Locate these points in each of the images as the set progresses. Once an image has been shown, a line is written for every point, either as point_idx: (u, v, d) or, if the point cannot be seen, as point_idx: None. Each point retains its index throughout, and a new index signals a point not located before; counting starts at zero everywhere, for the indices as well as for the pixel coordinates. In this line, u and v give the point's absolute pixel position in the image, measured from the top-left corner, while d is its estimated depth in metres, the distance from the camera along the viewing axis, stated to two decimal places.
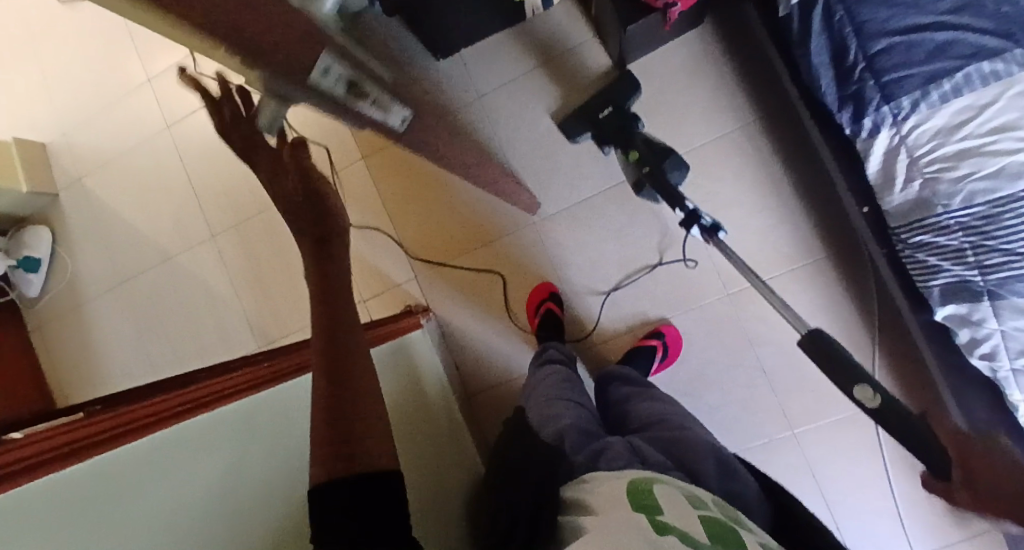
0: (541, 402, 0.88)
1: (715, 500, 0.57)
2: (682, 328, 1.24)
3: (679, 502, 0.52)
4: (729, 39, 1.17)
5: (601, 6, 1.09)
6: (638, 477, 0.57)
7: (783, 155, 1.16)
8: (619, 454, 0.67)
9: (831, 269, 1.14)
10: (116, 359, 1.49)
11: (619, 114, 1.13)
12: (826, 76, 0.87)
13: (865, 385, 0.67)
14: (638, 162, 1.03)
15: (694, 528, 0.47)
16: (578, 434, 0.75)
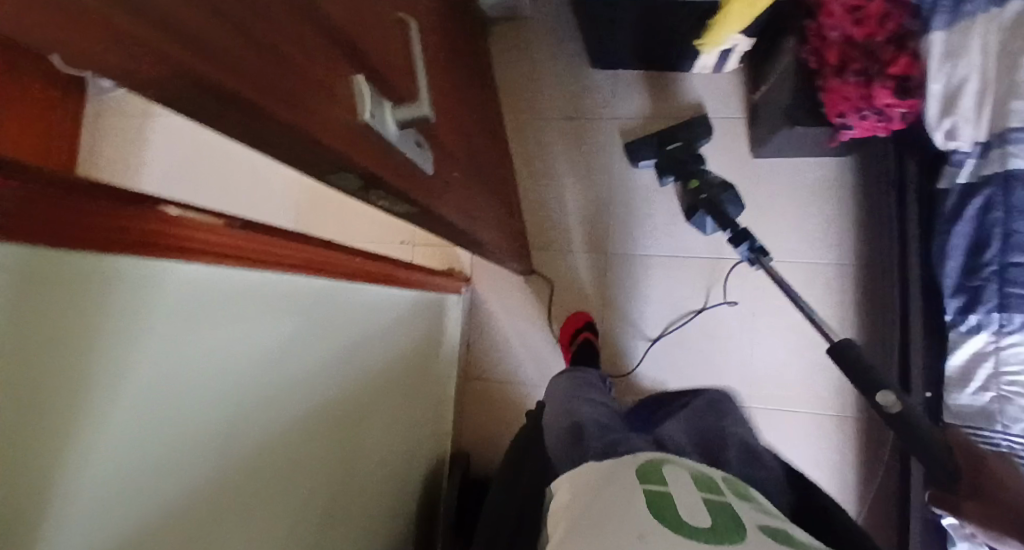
0: (565, 391, 0.90)
1: (723, 478, 0.62)
2: None
3: (687, 483, 0.57)
4: (863, 181, 1.20)
5: (772, 96, 1.10)
6: (649, 460, 0.61)
7: (859, 307, 1.18)
8: (639, 444, 0.71)
9: (852, 431, 1.18)
10: (158, 180, 1.46)
11: (684, 149, 1.20)
12: (955, 260, 0.89)
13: (889, 391, 0.72)
14: (696, 189, 1.09)
15: (699, 507, 0.52)
16: (600, 422, 0.78)
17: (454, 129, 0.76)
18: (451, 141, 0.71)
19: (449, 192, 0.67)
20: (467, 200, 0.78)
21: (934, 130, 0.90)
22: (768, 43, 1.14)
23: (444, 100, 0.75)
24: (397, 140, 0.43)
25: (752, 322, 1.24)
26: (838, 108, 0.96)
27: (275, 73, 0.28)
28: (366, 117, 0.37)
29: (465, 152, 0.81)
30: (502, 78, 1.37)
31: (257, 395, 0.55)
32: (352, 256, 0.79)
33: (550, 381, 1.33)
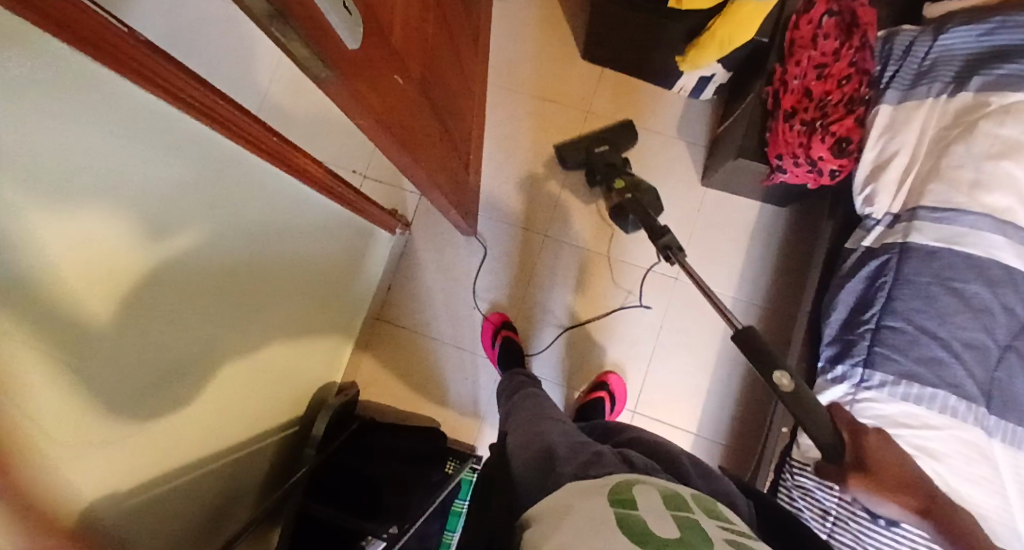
0: (523, 419, 0.88)
1: (693, 494, 0.60)
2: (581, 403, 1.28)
3: (656, 502, 0.54)
4: (795, 233, 1.26)
5: (731, 126, 1.15)
6: (618, 484, 0.59)
7: None
8: (610, 461, 0.68)
9: (722, 458, 1.22)
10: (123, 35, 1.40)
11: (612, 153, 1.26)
12: (840, 314, 0.96)
13: (783, 372, 0.71)
14: (622, 189, 1.13)
15: (667, 521, 0.49)
16: (568, 445, 0.74)
17: (416, 43, 0.78)
18: (399, 53, 0.71)
19: (387, 93, 0.70)
20: (409, 117, 0.80)
21: (857, 194, 0.97)
22: (743, 79, 1.19)
23: (415, 14, 0.75)
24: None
25: (658, 336, 1.28)
26: (779, 149, 1.00)
27: None
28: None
29: (419, 70, 0.82)
30: (497, 45, 1.39)
31: (136, 225, 0.54)
32: (276, 139, 0.79)
33: (459, 343, 1.35)
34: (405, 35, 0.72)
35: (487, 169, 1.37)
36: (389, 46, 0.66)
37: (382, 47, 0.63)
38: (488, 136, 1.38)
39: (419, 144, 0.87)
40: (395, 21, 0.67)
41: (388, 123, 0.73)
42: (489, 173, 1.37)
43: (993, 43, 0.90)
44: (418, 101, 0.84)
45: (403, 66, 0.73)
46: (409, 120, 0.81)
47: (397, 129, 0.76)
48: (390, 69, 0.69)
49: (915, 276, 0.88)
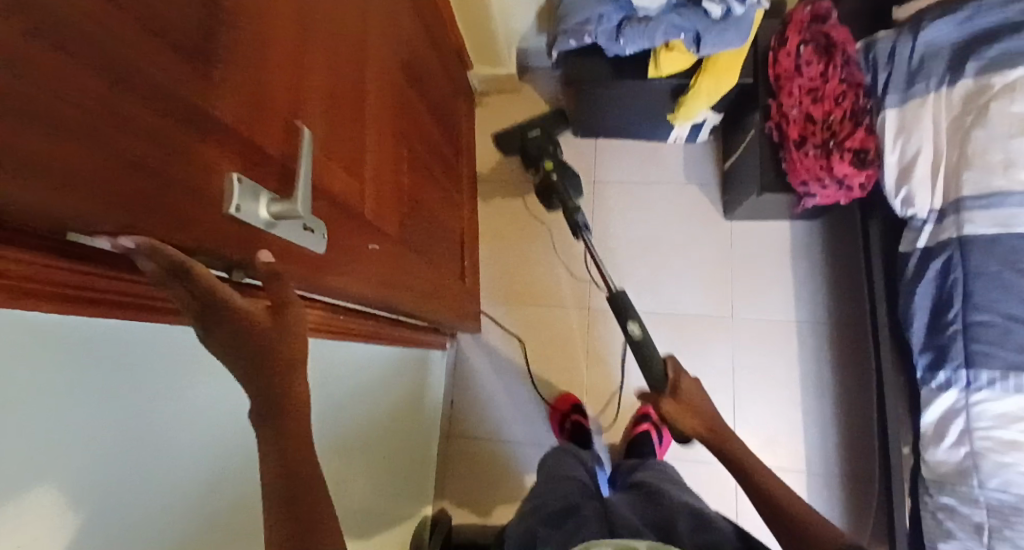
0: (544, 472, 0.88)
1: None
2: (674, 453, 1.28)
3: None
4: (834, 242, 1.27)
5: (743, 161, 1.17)
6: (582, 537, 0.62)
7: (840, 363, 1.23)
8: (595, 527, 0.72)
9: (843, 482, 1.18)
10: None
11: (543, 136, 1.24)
12: (920, 320, 0.95)
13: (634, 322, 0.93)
14: (548, 171, 1.16)
15: None
16: (548, 499, 0.79)
17: (410, 193, 0.79)
18: (397, 220, 0.71)
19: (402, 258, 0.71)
20: (426, 273, 0.83)
21: (892, 197, 0.99)
22: (735, 117, 1.23)
23: (408, 170, 0.77)
24: (273, 226, 0.39)
25: (734, 378, 1.24)
26: (802, 176, 1.01)
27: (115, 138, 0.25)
28: (232, 211, 0.34)
29: (419, 219, 0.82)
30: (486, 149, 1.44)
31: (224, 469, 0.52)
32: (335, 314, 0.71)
33: (537, 441, 1.32)
34: (402, 197, 0.74)
35: (491, 271, 1.38)
36: (388, 219, 0.68)
37: (386, 222, 0.65)
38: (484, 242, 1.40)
39: (432, 289, 0.87)
40: (384, 191, 0.67)
41: (406, 280, 0.73)
42: (493, 277, 1.39)
43: (976, 28, 0.93)
44: (427, 247, 0.85)
45: (408, 223, 0.75)
46: (426, 266, 0.83)
47: (414, 282, 0.76)
48: (398, 235, 0.69)
49: (984, 267, 0.87)
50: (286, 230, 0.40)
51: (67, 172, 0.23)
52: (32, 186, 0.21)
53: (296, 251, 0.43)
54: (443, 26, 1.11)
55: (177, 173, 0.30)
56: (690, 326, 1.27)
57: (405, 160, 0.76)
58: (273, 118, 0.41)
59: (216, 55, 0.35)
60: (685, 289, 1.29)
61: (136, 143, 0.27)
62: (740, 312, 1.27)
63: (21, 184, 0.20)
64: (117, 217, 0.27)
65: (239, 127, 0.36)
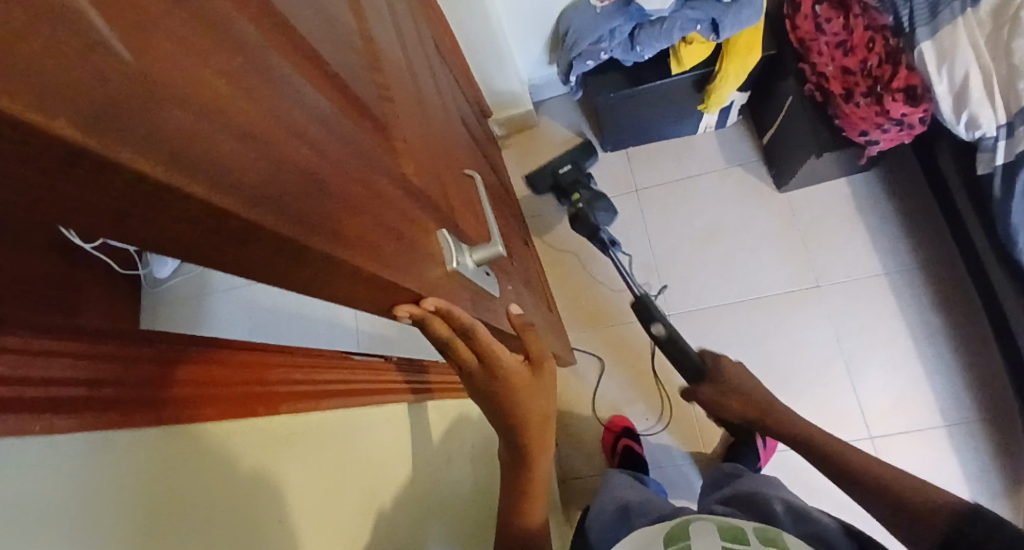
0: (630, 478, 0.88)
1: (755, 525, 0.63)
2: None
3: (709, 538, 0.61)
4: (895, 186, 1.25)
5: (787, 132, 1.19)
6: (677, 521, 0.66)
7: (942, 304, 1.18)
8: (666, 498, 0.80)
9: (988, 426, 1.11)
10: None
11: (575, 170, 1.26)
12: None
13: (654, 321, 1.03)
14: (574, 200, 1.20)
15: None
16: (640, 499, 0.80)
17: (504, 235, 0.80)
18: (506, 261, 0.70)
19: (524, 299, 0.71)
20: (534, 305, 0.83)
21: (955, 124, 0.94)
22: (764, 92, 1.25)
23: (496, 215, 0.78)
24: (473, 272, 0.40)
25: (840, 346, 1.20)
26: (859, 127, 1.05)
27: (299, 169, 0.23)
28: (454, 266, 0.36)
29: (515, 259, 0.83)
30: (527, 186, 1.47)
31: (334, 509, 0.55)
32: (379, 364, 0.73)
33: (657, 463, 1.21)
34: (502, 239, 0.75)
35: (561, 292, 1.34)
36: (506, 262, 0.69)
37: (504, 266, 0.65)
38: (547, 263, 1.37)
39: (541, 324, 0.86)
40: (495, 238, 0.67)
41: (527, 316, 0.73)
42: (566, 299, 1.34)
43: None
44: (527, 286, 0.84)
45: (518, 267, 0.76)
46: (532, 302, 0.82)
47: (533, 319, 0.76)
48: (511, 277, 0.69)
49: None
50: (478, 276, 0.42)
51: (308, 215, 0.23)
52: (287, 225, 0.22)
53: (485, 297, 0.43)
54: (462, 78, 1.15)
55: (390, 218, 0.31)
56: (777, 307, 1.24)
57: (496, 204, 0.77)
58: (429, 170, 0.41)
59: (380, 119, 0.35)
60: (759, 270, 1.27)
61: (340, 185, 0.26)
62: (821, 278, 1.24)
63: (277, 223, 0.21)
64: (325, 251, 0.24)
65: (420, 184, 0.36)
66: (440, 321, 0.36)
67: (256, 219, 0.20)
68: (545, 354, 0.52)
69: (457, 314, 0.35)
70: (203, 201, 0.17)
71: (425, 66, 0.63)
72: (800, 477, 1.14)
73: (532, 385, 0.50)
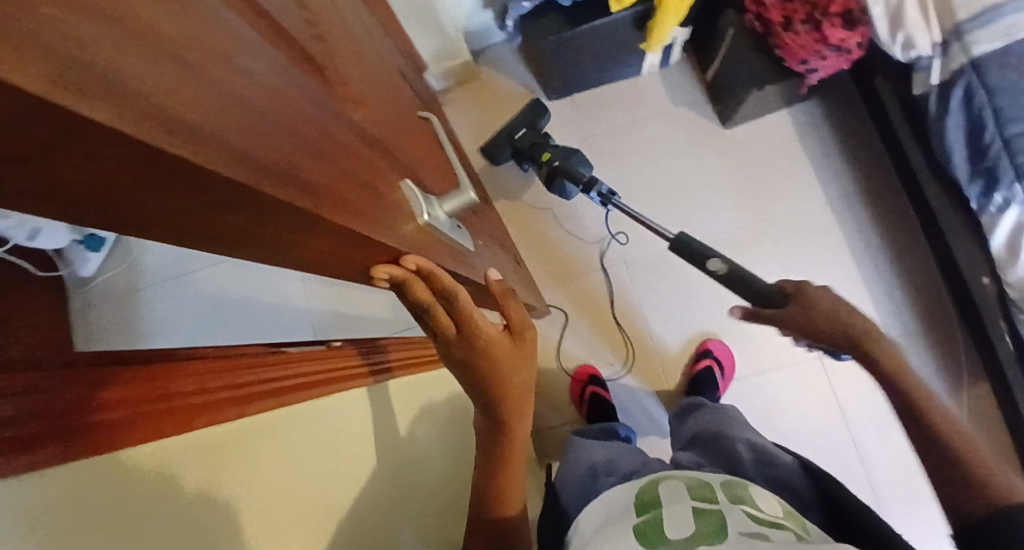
0: (597, 442, 0.89)
1: (723, 481, 0.65)
2: (761, 364, 1.22)
3: (677, 500, 0.63)
4: (835, 113, 1.27)
5: (729, 66, 1.18)
6: (645, 486, 0.68)
7: (882, 226, 1.23)
8: (634, 457, 0.82)
9: (926, 337, 1.19)
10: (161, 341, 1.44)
11: (532, 131, 1.22)
12: (959, 152, 0.94)
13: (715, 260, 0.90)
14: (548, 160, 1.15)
15: (679, 514, 0.60)
16: (607, 461, 0.82)
17: None
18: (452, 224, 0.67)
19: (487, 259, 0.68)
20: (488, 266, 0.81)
21: (891, 46, 0.95)
22: (704, 26, 1.22)
23: None
24: (445, 227, 0.47)
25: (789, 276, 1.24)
26: (799, 55, 1.03)
27: (164, 71, 0.20)
28: (425, 219, 0.43)
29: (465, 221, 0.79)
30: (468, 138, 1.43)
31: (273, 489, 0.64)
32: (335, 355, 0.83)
33: (625, 406, 1.25)
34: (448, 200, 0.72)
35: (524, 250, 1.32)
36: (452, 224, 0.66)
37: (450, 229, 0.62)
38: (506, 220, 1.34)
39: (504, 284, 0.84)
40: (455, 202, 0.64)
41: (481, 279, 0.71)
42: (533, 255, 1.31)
43: None
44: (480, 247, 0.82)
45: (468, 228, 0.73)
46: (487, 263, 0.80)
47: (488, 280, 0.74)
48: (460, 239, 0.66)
49: (1005, 82, 0.86)
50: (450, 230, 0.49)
51: (191, 123, 0.20)
52: (169, 137, 0.19)
53: (456, 245, 0.50)
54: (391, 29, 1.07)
55: (299, 163, 0.29)
56: (729, 244, 1.26)
57: None
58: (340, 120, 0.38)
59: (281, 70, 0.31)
60: (710, 208, 1.28)
61: (220, 99, 0.23)
62: (769, 211, 1.26)
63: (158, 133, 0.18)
64: (218, 167, 0.22)
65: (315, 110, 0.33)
66: (422, 282, 0.41)
67: (142, 135, 0.17)
68: (526, 323, 0.54)
69: (435, 274, 0.41)
70: (77, 117, 0.15)
71: (346, 14, 0.58)
72: (760, 403, 1.20)
73: (513, 357, 0.52)
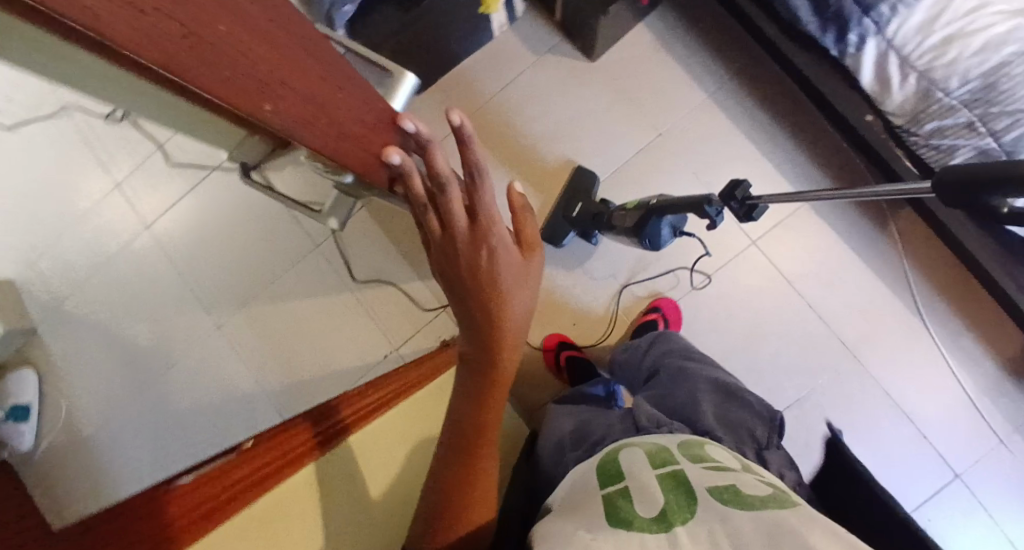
0: (564, 411, 0.98)
1: (680, 444, 0.74)
2: (705, 269, 1.26)
3: (640, 468, 0.69)
4: (686, 12, 1.28)
5: (570, 2, 1.17)
6: (609, 453, 0.76)
7: (768, 102, 1.25)
8: (603, 421, 0.90)
9: (841, 189, 1.23)
10: (125, 479, 1.35)
11: (589, 204, 1.23)
12: (805, 9, 0.95)
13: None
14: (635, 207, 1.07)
15: (646, 480, 0.66)
16: (574, 432, 0.90)
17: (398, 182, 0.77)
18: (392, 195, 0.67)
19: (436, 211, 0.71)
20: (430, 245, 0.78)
21: None
22: None
23: None
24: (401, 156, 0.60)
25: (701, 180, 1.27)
26: None
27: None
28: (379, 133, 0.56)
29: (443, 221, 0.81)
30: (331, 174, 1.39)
31: None
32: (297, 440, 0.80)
33: (599, 357, 1.27)
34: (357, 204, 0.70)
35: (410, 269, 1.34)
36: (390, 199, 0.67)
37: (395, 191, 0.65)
38: None
39: None
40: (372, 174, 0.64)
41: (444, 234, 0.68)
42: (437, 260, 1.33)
43: None
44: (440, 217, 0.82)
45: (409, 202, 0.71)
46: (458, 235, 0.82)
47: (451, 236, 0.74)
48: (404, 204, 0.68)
49: None
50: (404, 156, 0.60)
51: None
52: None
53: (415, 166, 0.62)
54: None
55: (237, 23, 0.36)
56: (635, 171, 1.29)
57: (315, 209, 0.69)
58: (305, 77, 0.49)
59: None
60: (605, 144, 1.30)
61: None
62: (660, 126, 1.29)
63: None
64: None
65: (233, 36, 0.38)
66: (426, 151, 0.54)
67: None
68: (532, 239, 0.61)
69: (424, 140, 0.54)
70: None
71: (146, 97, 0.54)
72: (715, 305, 1.26)
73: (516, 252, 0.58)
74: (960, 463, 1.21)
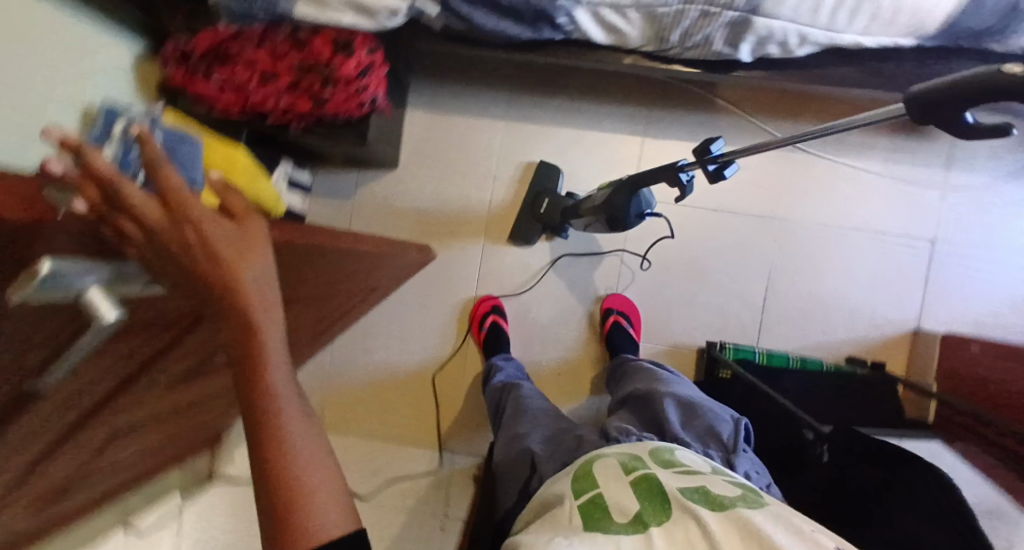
0: (527, 420, 0.92)
1: (649, 453, 0.67)
2: (616, 249, 1.27)
3: (611, 474, 0.62)
4: (433, 74, 1.29)
5: (336, 149, 1.17)
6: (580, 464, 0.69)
7: (552, 89, 1.28)
8: (582, 435, 0.85)
9: (662, 107, 1.27)
10: None
11: (556, 200, 1.22)
12: (511, 25, 0.94)
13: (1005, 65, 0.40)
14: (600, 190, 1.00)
15: (617, 490, 0.58)
16: (546, 445, 0.85)
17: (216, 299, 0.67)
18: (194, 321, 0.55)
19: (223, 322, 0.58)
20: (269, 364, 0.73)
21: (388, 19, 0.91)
22: (289, 147, 1.21)
23: None
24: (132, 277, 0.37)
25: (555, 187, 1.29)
26: (354, 103, 1.02)
27: None
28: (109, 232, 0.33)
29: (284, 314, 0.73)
30: None
31: None
32: None
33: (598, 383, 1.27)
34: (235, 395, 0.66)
35: (368, 477, 1.25)
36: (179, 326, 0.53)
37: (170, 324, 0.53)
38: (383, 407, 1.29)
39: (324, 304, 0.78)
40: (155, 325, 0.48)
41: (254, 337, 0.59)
42: (390, 438, 1.27)
43: None
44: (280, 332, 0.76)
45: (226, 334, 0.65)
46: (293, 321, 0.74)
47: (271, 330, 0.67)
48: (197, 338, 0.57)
49: None
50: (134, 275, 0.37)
51: None
52: None
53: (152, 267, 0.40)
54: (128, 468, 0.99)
55: None
56: (501, 221, 1.29)
57: None
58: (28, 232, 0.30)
59: None
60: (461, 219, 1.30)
61: None
62: (490, 173, 1.30)
63: None
64: None
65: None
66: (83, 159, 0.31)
67: None
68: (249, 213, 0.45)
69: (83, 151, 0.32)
70: None
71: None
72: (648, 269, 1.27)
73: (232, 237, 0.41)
74: (926, 229, 1.24)
